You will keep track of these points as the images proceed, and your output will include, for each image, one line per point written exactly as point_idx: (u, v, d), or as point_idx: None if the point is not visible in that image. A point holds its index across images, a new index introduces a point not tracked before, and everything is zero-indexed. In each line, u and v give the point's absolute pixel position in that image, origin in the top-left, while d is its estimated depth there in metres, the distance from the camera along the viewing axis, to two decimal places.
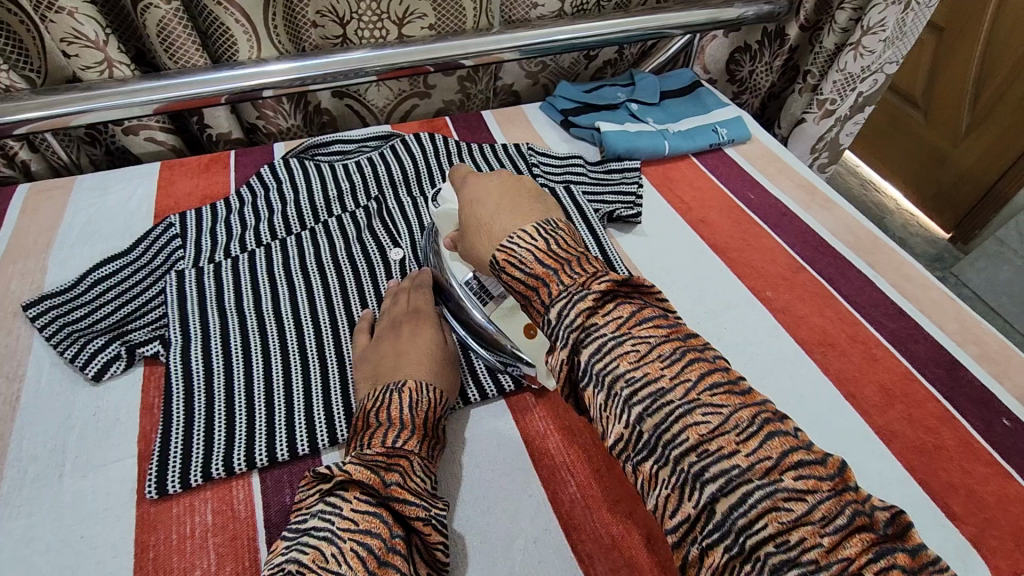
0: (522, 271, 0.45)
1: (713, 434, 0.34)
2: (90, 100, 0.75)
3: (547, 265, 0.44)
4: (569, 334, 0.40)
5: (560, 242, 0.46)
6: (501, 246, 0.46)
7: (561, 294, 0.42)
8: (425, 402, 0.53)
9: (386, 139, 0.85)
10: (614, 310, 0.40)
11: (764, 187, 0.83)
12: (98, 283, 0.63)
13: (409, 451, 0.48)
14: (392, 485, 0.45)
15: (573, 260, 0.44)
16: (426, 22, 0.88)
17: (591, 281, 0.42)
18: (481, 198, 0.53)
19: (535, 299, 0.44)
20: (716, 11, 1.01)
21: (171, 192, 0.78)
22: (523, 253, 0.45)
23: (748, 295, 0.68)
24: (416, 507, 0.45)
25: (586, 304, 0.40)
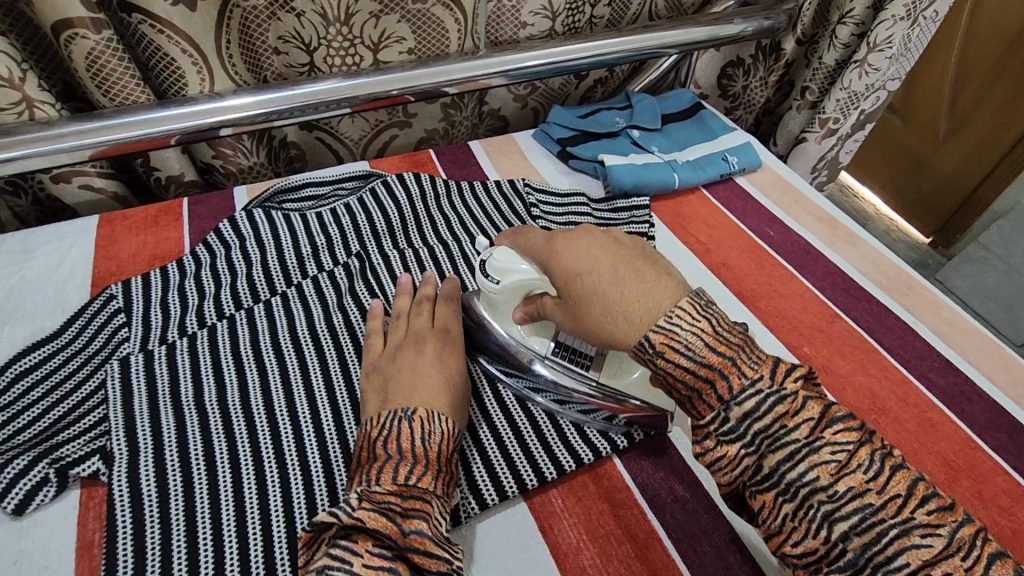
0: (688, 358, 0.39)
1: None
2: (6, 149, 0.63)
3: (722, 353, 0.39)
4: (756, 438, 0.38)
5: (720, 322, 0.41)
6: (659, 327, 0.41)
7: (747, 390, 0.39)
8: (440, 433, 0.46)
9: (364, 179, 0.75)
10: (804, 409, 0.38)
11: (782, 222, 0.76)
12: (19, 378, 0.53)
13: (424, 490, 0.42)
14: (411, 534, 0.39)
15: (742, 344, 0.40)
16: (405, 46, 0.79)
17: (772, 372, 0.40)
18: (587, 259, 0.46)
19: (706, 392, 0.40)
20: (715, 28, 0.94)
21: (112, 253, 0.66)
22: (687, 337, 0.40)
23: (784, 352, 0.62)
24: (438, 561, 0.39)
25: (782, 406, 0.38)
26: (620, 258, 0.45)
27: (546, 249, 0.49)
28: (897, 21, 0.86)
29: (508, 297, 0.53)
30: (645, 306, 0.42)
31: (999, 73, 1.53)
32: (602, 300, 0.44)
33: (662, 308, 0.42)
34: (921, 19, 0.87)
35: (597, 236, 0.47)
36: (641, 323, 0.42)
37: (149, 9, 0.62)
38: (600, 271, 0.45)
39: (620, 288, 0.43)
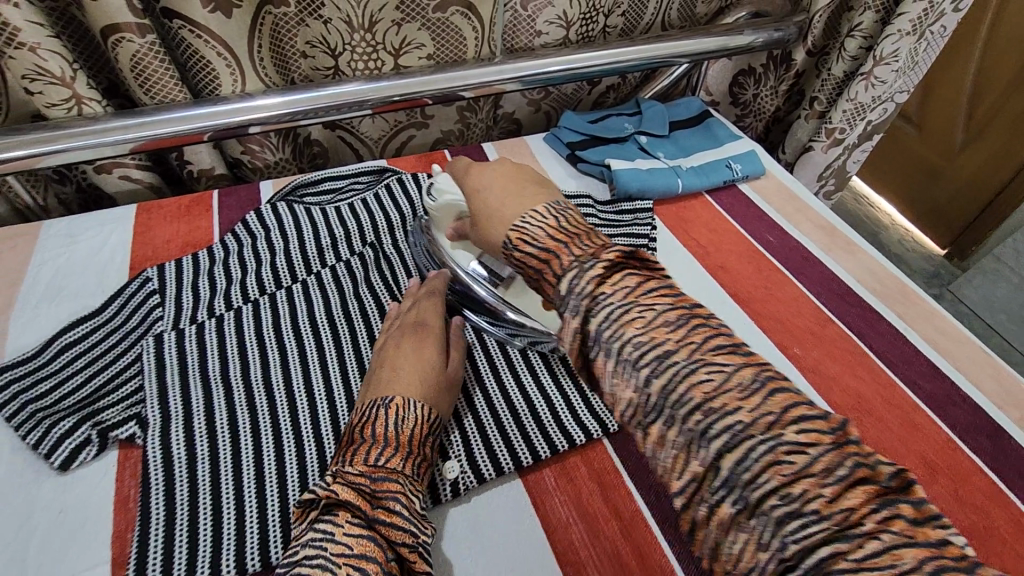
0: (534, 247, 0.49)
1: None
2: (57, 141, 0.69)
3: (558, 240, 0.48)
4: (580, 302, 0.44)
5: (569, 221, 0.50)
6: (514, 225, 0.50)
7: (572, 264, 0.46)
8: (413, 419, 0.50)
9: (380, 175, 0.80)
10: (622, 279, 0.44)
11: (782, 228, 0.79)
12: (64, 350, 0.58)
13: (394, 470, 0.46)
14: (380, 509, 0.44)
15: (580, 234, 0.49)
16: (425, 52, 0.83)
17: (599, 252, 0.46)
18: (485, 184, 0.57)
19: (546, 272, 0.48)
20: (725, 38, 0.97)
21: (148, 240, 0.71)
22: (535, 230, 0.50)
23: (774, 351, 0.64)
24: (405, 533, 0.43)
25: (597, 273, 0.44)
26: (502, 183, 0.56)
27: (462, 171, 0.61)
28: (903, 36, 0.88)
29: (443, 215, 0.63)
30: (505, 214, 0.52)
31: (1016, 87, 1.53)
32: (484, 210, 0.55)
33: (516, 213, 0.52)
34: (928, 35, 0.89)
35: (493, 168, 0.59)
36: (504, 224, 0.52)
37: (189, 15, 0.67)
38: (493, 191, 0.56)
39: (497, 204, 0.54)
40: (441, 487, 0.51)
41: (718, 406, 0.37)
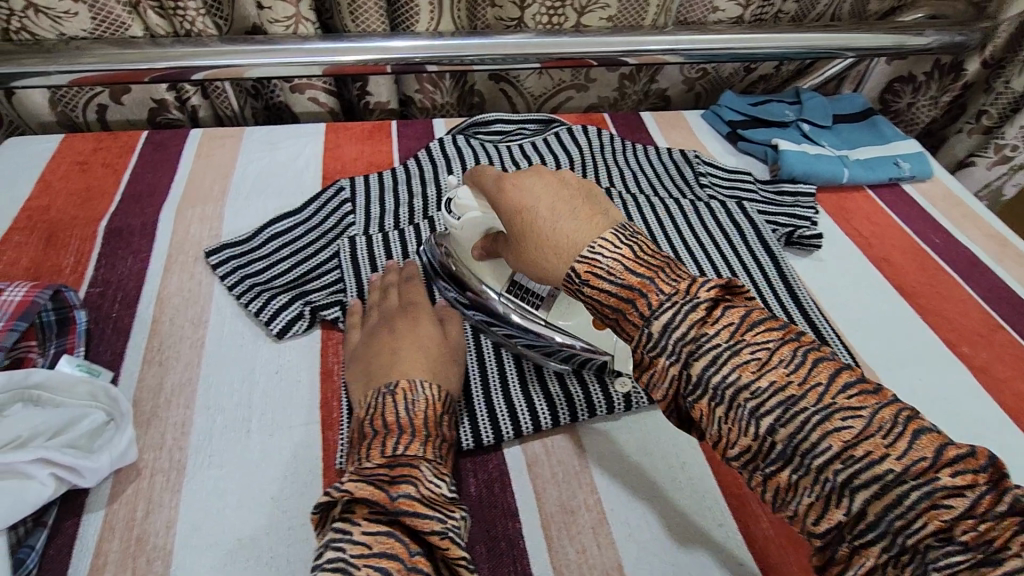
0: (610, 282, 0.37)
1: (762, 369, 0.33)
2: (271, 54, 0.75)
3: (640, 273, 0.36)
4: (679, 347, 0.34)
5: (644, 246, 0.38)
6: (581, 255, 0.38)
7: (664, 305, 0.35)
8: (422, 400, 0.47)
9: (546, 125, 0.83)
10: (723, 314, 0.34)
11: (949, 232, 0.76)
12: (273, 238, 0.64)
13: (413, 456, 0.42)
14: (400, 497, 0.38)
15: (665, 265, 0.36)
16: (607, 13, 0.87)
17: (694, 286, 0.35)
18: (530, 190, 0.42)
19: (628, 313, 0.36)
20: (902, 37, 0.93)
21: (337, 156, 0.77)
22: (608, 262, 0.37)
23: (942, 347, 0.63)
24: (431, 520, 0.37)
25: (698, 313, 0.34)
26: (557, 193, 0.41)
27: (492, 189, 0.45)
28: None
29: (470, 235, 0.52)
30: (573, 239, 0.38)
31: None
32: (545, 232, 0.40)
33: (589, 238, 0.38)
34: None
35: (538, 177, 0.43)
36: (564, 252, 0.39)
37: None
38: (544, 212, 0.40)
39: (555, 218, 0.40)
40: (615, 399, 0.54)
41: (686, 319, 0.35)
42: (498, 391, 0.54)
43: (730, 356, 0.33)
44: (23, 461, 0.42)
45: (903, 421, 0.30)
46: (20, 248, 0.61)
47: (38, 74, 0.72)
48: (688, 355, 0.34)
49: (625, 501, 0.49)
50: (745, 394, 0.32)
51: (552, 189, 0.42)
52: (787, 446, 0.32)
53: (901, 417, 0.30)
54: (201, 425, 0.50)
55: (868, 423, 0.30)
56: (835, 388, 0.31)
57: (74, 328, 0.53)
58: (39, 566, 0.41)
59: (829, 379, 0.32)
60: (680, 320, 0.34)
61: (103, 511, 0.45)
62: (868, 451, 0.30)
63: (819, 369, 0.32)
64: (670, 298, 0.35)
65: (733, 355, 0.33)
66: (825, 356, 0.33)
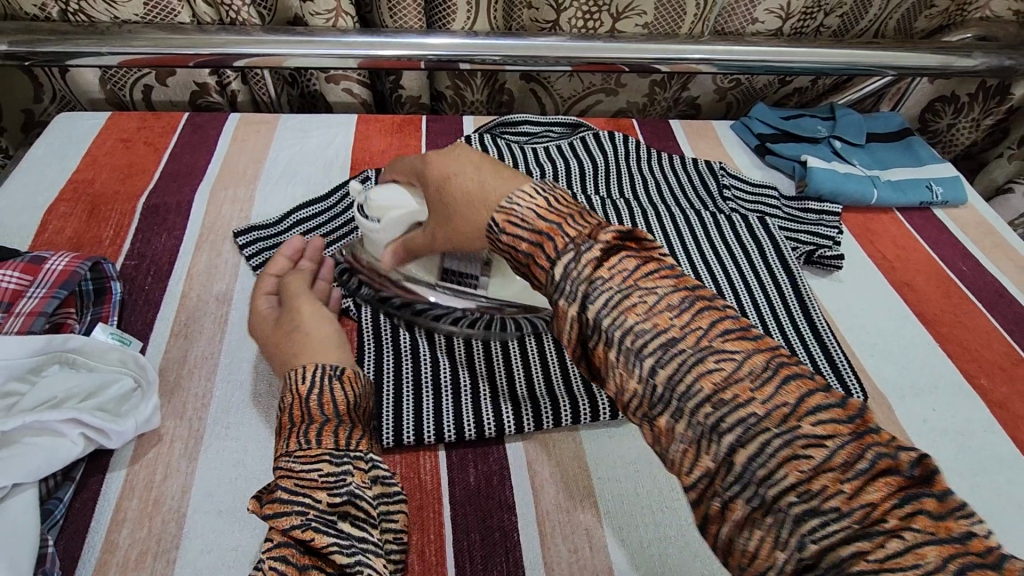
0: (523, 229, 0.38)
1: (814, 471, 0.29)
2: (310, 45, 0.77)
3: (551, 219, 0.38)
4: (576, 289, 0.35)
5: (562, 196, 0.39)
6: (500, 205, 0.40)
7: (567, 247, 0.36)
8: (291, 390, 0.47)
9: (573, 129, 0.83)
10: (619, 261, 0.36)
11: (978, 261, 0.75)
12: (299, 224, 0.67)
13: (280, 454, 0.43)
14: (264, 504, 0.40)
15: (576, 213, 0.38)
16: (643, 20, 0.87)
17: (597, 231, 0.37)
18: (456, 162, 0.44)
19: (537, 258, 0.38)
20: (948, 57, 0.90)
21: (366, 146, 0.79)
22: (524, 210, 0.39)
23: (957, 377, 0.62)
24: (288, 516, 0.39)
25: (593, 254, 0.36)
26: (479, 163, 0.43)
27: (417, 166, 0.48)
28: None
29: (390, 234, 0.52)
30: (496, 194, 0.40)
31: None
32: (473, 191, 0.41)
33: (505, 191, 0.40)
34: None
35: (462, 149, 0.45)
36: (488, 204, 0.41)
37: None
38: (467, 172, 0.43)
39: (481, 179, 0.42)
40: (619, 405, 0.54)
41: (730, 397, 0.31)
42: (492, 390, 0.55)
43: (694, 364, 0.32)
44: (55, 421, 0.44)
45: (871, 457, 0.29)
46: (64, 219, 0.65)
47: (91, 54, 0.75)
48: (638, 351, 0.34)
49: (622, 506, 0.50)
50: (791, 497, 0.29)
51: (478, 160, 0.43)
52: (745, 471, 0.30)
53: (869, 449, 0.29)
54: (221, 398, 0.52)
55: (830, 455, 0.29)
56: (894, 503, 0.28)
57: (109, 298, 0.56)
58: (65, 518, 0.44)
59: (885, 490, 0.28)
60: (729, 402, 0.31)
61: (124, 471, 0.47)
62: (825, 486, 0.29)
63: (877, 479, 0.29)
64: (602, 278, 0.35)
65: (787, 452, 0.30)
66: (890, 455, 0.29)
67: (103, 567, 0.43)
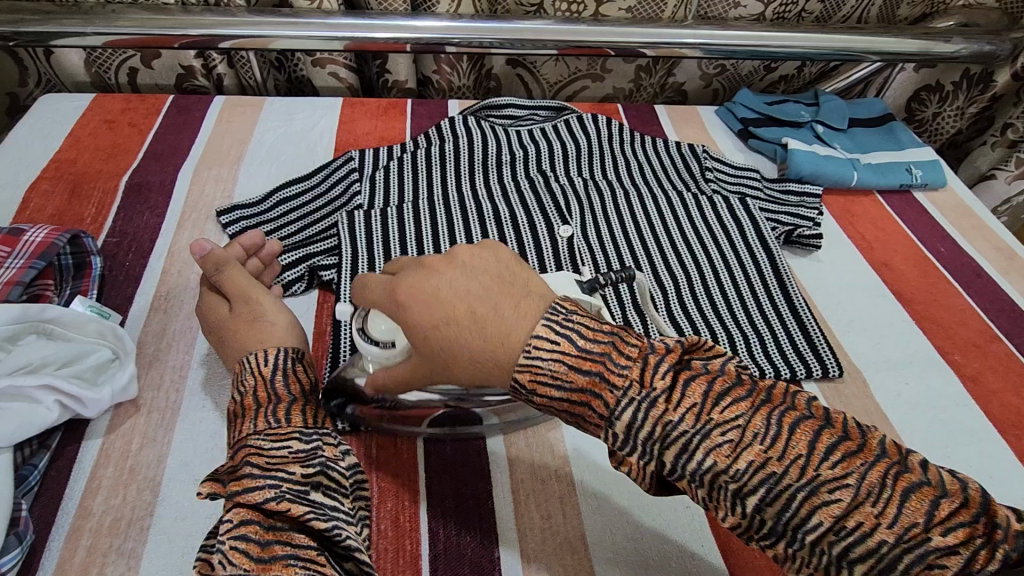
0: (559, 388, 0.36)
1: (847, 511, 0.31)
2: (294, 25, 0.77)
3: (588, 369, 0.36)
4: (648, 443, 0.34)
5: (583, 331, 0.37)
6: (519, 363, 0.36)
7: (619, 402, 0.35)
8: (256, 376, 0.46)
9: (558, 112, 0.84)
10: (684, 394, 0.34)
11: (956, 242, 0.76)
12: (283, 202, 0.67)
13: (248, 434, 0.41)
14: (230, 480, 0.38)
15: (610, 349, 0.36)
16: (627, 4, 0.88)
17: (646, 373, 0.35)
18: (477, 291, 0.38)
19: (585, 413, 0.36)
20: (930, 43, 0.91)
21: (351, 129, 0.80)
22: (551, 365, 0.36)
23: (933, 354, 0.63)
24: (259, 489, 0.37)
25: (657, 404, 0.34)
26: (471, 288, 0.38)
27: (387, 299, 0.40)
28: None
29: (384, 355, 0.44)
30: (512, 333, 0.37)
31: None
32: (474, 335, 0.37)
33: (526, 332, 0.37)
34: None
35: (442, 273, 0.39)
36: (506, 356, 0.37)
37: None
38: (484, 289, 0.38)
39: (482, 317, 0.37)
40: None
41: (853, 527, 0.31)
42: None
43: (701, 441, 0.33)
44: (31, 386, 0.45)
45: (891, 480, 0.31)
46: (46, 197, 0.65)
47: (75, 34, 0.75)
48: (735, 491, 0.33)
49: (597, 474, 0.51)
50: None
51: (473, 282, 0.39)
52: (777, 522, 0.32)
53: (890, 476, 0.31)
54: (199, 370, 0.53)
55: (856, 491, 0.31)
56: None
57: (89, 273, 0.56)
58: (40, 485, 0.45)
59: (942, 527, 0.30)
60: (852, 529, 0.31)
61: (101, 440, 0.48)
62: (860, 522, 0.31)
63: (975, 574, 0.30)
64: (672, 420, 0.34)
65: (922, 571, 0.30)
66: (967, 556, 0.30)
67: (77, 532, 0.43)
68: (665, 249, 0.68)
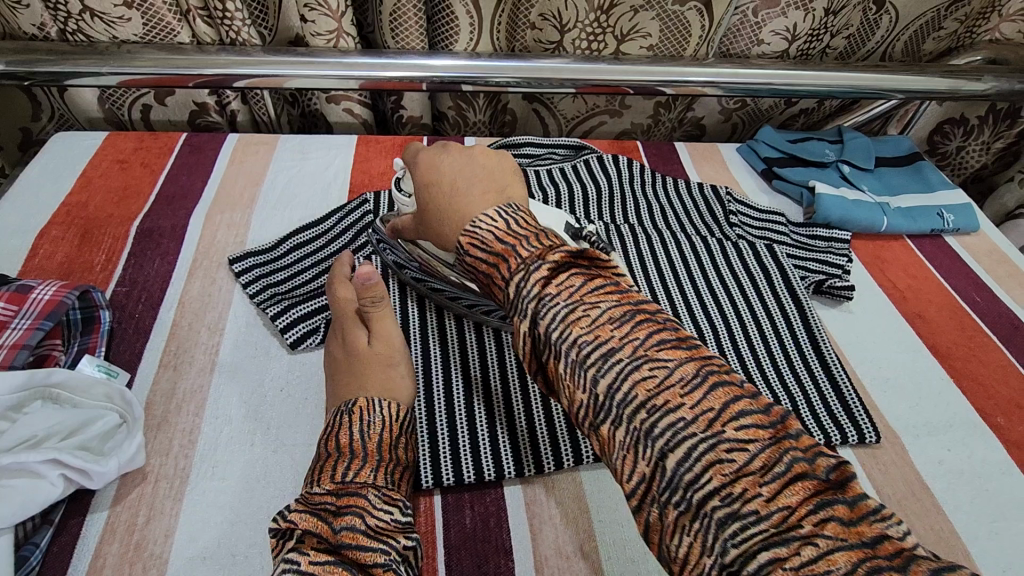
0: (482, 250, 0.43)
1: (736, 475, 0.30)
2: (311, 64, 0.76)
3: (506, 242, 0.42)
4: (528, 306, 0.38)
5: (521, 221, 0.44)
6: (465, 228, 0.45)
7: (518, 268, 0.40)
8: (378, 423, 0.46)
9: (577, 151, 0.82)
10: (567, 278, 0.38)
11: (991, 291, 0.73)
12: (297, 248, 0.65)
13: (362, 484, 0.42)
14: (342, 531, 0.39)
15: (531, 235, 0.42)
16: (647, 42, 0.87)
17: (547, 252, 0.40)
18: (467, 174, 0.49)
19: (495, 277, 0.42)
20: (958, 82, 0.89)
21: (366, 169, 0.78)
22: (485, 233, 0.43)
23: (974, 417, 0.60)
24: (372, 552, 0.38)
25: (541, 274, 0.38)
26: (465, 172, 0.49)
27: (412, 162, 0.53)
28: None
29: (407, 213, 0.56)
30: (470, 211, 0.46)
31: None
32: (450, 200, 0.48)
33: (479, 210, 0.46)
34: None
35: (449, 156, 0.51)
36: (458, 223, 0.47)
37: None
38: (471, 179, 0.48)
39: (457, 187, 0.48)
40: None
41: (734, 493, 0.30)
42: (489, 435, 0.52)
43: (571, 315, 0.37)
44: (35, 460, 0.43)
45: (705, 373, 0.34)
46: (56, 243, 0.64)
47: (89, 74, 0.74)
48: (580, 362, 0.36)
49: (627, 551, 0.48)
50: None
51: (468, 167, 0.50)
52: (607, 399, 0.35)
53: (787, 459, 0.30)
54: (209, 434, 0.51)
55: (750, 459, 0.31)
56: None
57: (98, 327, 0.55)
58: (41, 565, 0.42)
59: None
60: (739, 496, 0.30)
61: (106, 513, 0.45)
62: (745, 488, 0.30)
63: None
64: (550, 294, 0.38)
65: None
66: None
67: None
68: (692, 299, 0.66)
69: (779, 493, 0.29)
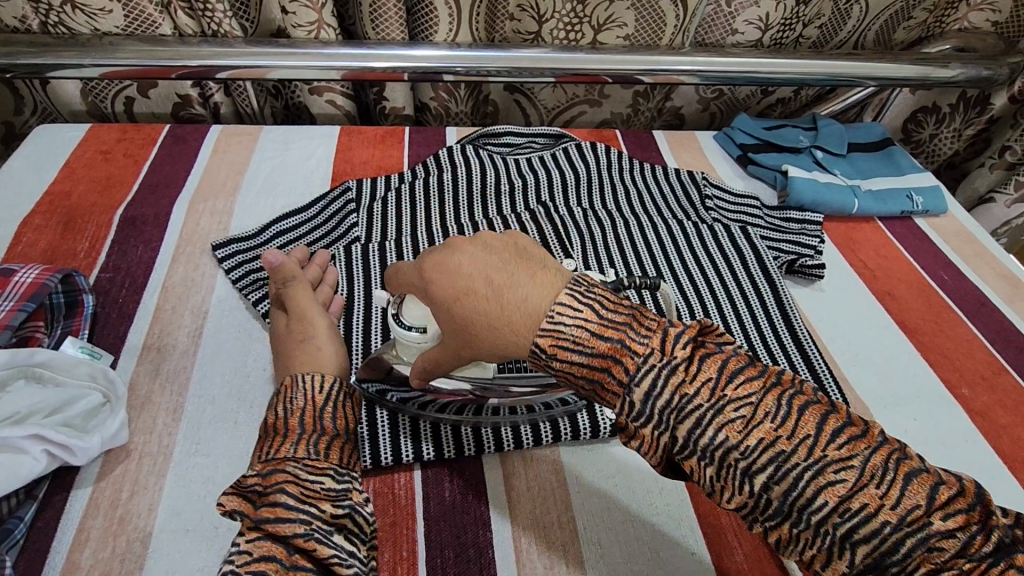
0: (580, 353, 0.35)
1: (851, 492, 0.31)
2: (292, 55, 0.77)
3: (610, 336, 0.35)
4: (663, 413, 0.34)
5: (603, 300, 0.36)
6: (542, 327, 0.35)
7: (641, 368, 0.34)
8: (303, 397, 0.46)
9: (556, 139, 0.83)
10: (700, 369, 0.34)
11: (959, 269, 0.75)
12: (280, 235, 0.66)
13: (283, 458, 0.41)
14: (262, 507, 0.38)
15: (630, 319, 0.36)
16: (624, 32, 0.88)
17: (666, 342, 0.35)
18: (495, 264, 0.37)
19: (604, 380, 0.35)
20: (927, 68, 0.91)
21: (349, 158, 0.79)
22: (573, 330, 0.35)
23: (940, 387, 0.62)
24: (294, 523, 0.37)
25: (677, 374, 0.34)
26: (493, 263, 0.37)
27: (415, 276, 0.39)
28: None
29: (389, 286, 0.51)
30: (530, 304, 0.36)
31: None
32: (492, 311, 0.36)
33: (546, 302, 0.36)
34: None
35: (463, 248, 0.37)
36: (523, 326, 0.36)
37: None
38: (511, 271, 0.37)
39: (502, 287, 0.36)
40: (601, 422, 0.54)
41: (859, 507, 0.31)
42: None
43: (700, 406, 0.33)
44: (18, 437, 0.44)
45: (788, 401, 0.33)
46: (38, 232, 0.64)
47: (71, 66, 0.75)
48: (744, 467, 0.32)
49: (602, 517, 0.49)
50: None
51: (492, 257, 0.37)
52: (724, 458, 0.33)
53: (890, 461, 0.32)
54: (193, 412, 0.52)
55: (860, 473, 0.31)
56: None
57: (81, 311, 0.56)
58: (26, 538, 0.43)
59: None
60: (857, 510, 0.31)
61: (90, 488, 0.46)
62: (865, 503, 0.31)
63: None
64: (688, 395, 0.33)
65: None
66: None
67: None
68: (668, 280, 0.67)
69: (873, 496, 0.31)
